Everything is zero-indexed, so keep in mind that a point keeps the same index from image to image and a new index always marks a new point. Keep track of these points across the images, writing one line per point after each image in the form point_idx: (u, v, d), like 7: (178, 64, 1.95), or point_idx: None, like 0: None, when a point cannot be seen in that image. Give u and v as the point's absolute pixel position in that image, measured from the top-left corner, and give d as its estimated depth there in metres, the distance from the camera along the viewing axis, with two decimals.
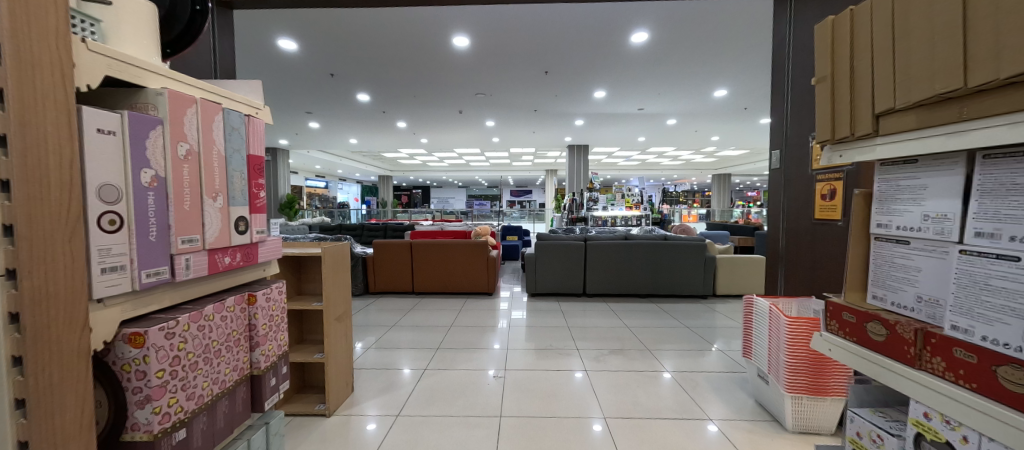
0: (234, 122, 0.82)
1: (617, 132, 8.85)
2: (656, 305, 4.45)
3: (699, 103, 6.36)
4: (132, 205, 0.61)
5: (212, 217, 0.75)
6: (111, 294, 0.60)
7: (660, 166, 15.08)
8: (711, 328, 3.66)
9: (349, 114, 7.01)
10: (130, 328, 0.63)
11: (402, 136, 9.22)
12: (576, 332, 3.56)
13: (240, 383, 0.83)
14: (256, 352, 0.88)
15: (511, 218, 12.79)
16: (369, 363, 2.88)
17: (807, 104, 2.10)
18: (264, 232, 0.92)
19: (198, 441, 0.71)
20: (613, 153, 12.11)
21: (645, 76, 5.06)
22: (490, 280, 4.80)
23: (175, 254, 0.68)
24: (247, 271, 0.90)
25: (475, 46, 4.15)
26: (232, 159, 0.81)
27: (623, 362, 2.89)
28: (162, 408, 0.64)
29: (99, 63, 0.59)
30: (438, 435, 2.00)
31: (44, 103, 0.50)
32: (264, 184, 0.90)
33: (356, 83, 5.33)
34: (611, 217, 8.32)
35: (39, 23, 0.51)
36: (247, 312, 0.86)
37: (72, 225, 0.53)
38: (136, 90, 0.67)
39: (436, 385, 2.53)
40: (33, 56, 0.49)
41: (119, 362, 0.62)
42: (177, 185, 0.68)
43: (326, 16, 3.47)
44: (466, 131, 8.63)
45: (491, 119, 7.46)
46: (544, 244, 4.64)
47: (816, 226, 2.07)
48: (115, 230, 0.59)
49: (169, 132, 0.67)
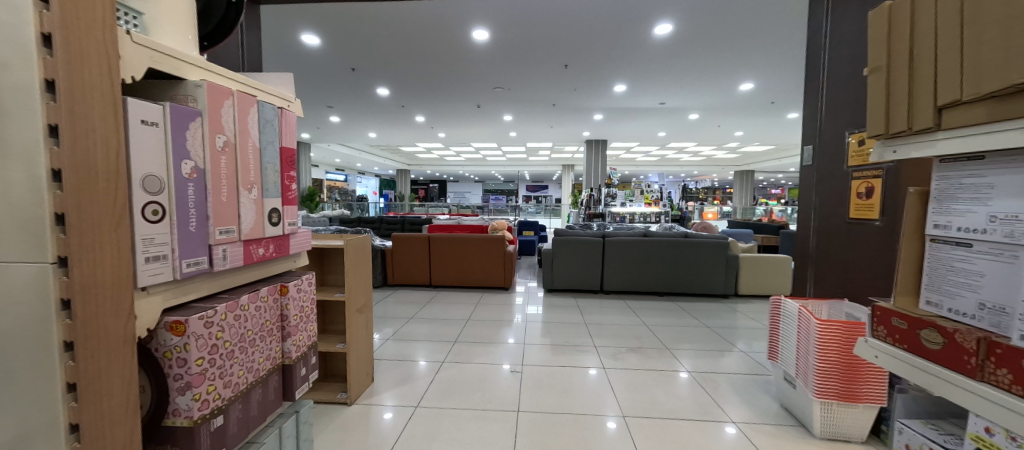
0: (268, 116, 0.83)
1: (637, 127, 8.69)
2: (675, 304, 4.37)
3: (722, 97, 6.17)
4: (174, 196, 0.62)
5: (247, 208, 0.76)
6: (154, 282, 0.61)
7: (680, 161, 14.77)
8: (732, 328, 3.57)
9: (369, 108, 7.10)
10: (171, 317, 0.64)
11: (420, 130, 9.29)
12: (593, 328, 3.53)
13: (273, 372, 0.84)
14: (288, 343, 0.89)
15: (527, 214, 12.77)
16: (387, 354, 2.93)
17: (843, 97, 2.00)
18: (296, 224, 0.92)
19: (234, 428, 0.73)
20: (632, 148, 11.91)
21: (667, 69, 4.92)
22: (507, 274, 4.80)
23: (213, 244, 0.69)
24: (280, 262, 0.91)
25: (494, 40, 4.12)
26: (265, 151, 0.82)
27: (641, 360, 2.85)
28: (201, 395, 0.65)
29: (142, 55, 0.60)
30: (456, 427, 2.02)
31: (91, 95, 0.51)
32: (295, 176, 0.90)
33: (376, 77, 5.38)
34: (629, 213, 8.20)
35: (88, 16, 0.51)
36: (280, 302, 0.87)
37: (118, 216, 0.54)
38: (176, 82, 0.68)
39: (453, 378, 2.55)
40: (82, 48, 0.50)
41: (162, 349, 0.64)
42: (214, 176, 0.69)
43: (348, 11, 3.50)
44: (483, 125, 8.63)
45: (509, 113, 7.44)
46: (561, 239, 4.61)
47: (850, 226, 1.99)
48: (158, 220, 0.60)
49: (208, 124, 0.68)
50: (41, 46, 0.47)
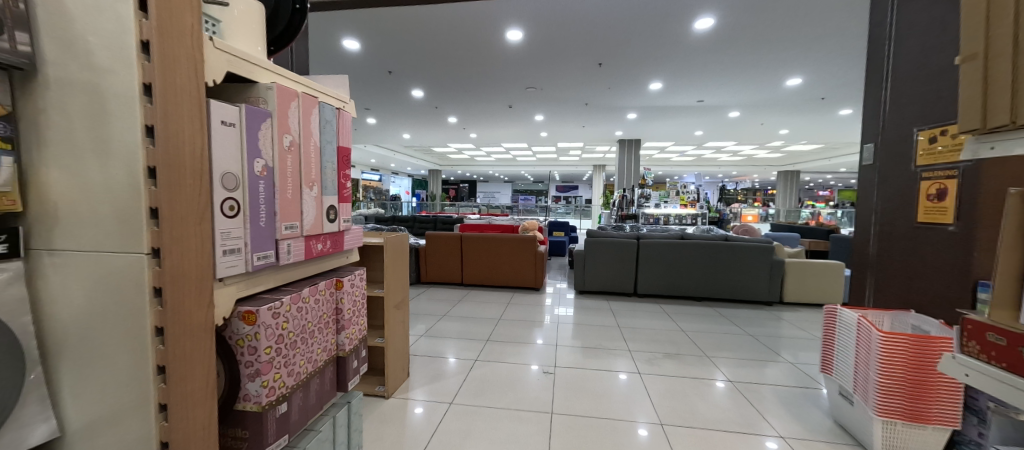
0: (328, 116, 0.86)
1: (673, 126, 8.42)
2: (714, 310, 4.18)
3: (767, 94, 5.86)
4: (247, 193, 0.66)
5: (309, 205, 0.80)
6: (230, 274, 0.64)
7: (717, 161, 14.17)
8: (777, 338, 3.38)
9: (404, 109, 7.28)
10: (243, 307, 0.67)
11: (452, 131, 9.44)
12: (627, 332, 3.45)
13: (329, 363, 0.87)
14: (342, 335, 0.92)
15: (557, 214, 12.67)
16: (421, 350, 2.99)
17: (911, 91, 1.84)
18: (350, 221, 0.96)
19: (296, 415, 0.76)
20: (666, 148, 11.54)
21: (707, 65, 4.72)
22: (538, 275, 4.78)
23: (279, 239, 0.73)
24: (335, 257, 0.94)
25: (528, 40, 4.11)
26: (326, 150, 0.85)
27: (678, 367, 2.75)
28: (269, 382, 0.69)
29: (221, 60, 0.63)
30: (489, 425, 2.03)
31: (181, 98, 0.55)
32: (350, 175, 0.94)
33: (412, 79, 5.52)
34: (663, 215, 7.95)
35: (179, 25, 0.55)
36: (335, 296, 0.90)
37: (201, 210, 0.58)
38: (249, 85, 0.72)
39: (485, 376, 2.56)
40: (174, 54, 0.54)
41: (234, 338, 0.67)
42: (282, 175, 0.72)
43: (387, 16, 3.61)
44: (514, 125, 8.65)
45: (540, 113, 7.42)
46: (593, 240, 4.53)
47: (918, 231, 1.82)
48: (234, 215, 0.64)
49: (276, 124, 0.71)
50: (140, 53, 0.51)
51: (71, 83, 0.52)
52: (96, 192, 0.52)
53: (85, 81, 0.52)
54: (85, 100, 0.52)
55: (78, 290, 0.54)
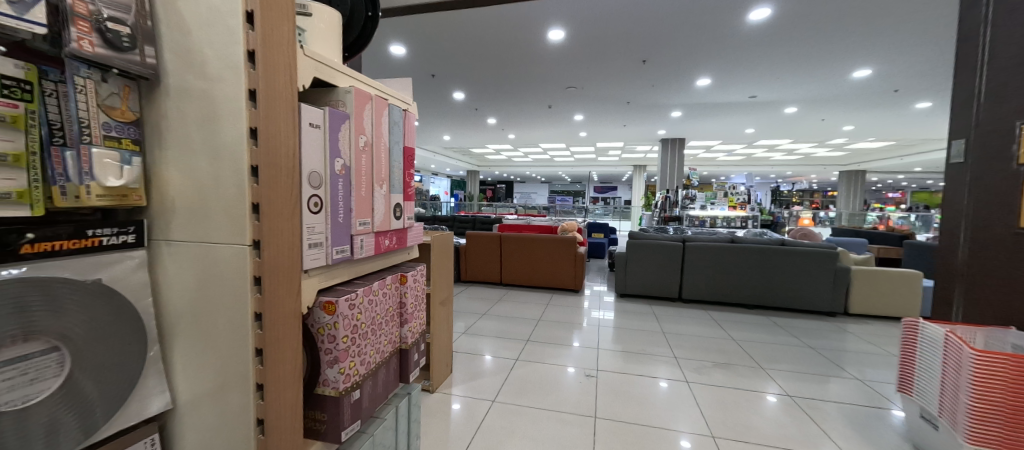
0: (396, 118, 0.89)
1: (721, 124, 8.00)
2: (768, 319, 3.92)
3: (830, 87, 5.41)
4: (329, 191, 0.70)
5: (379, 203, 0.83)
6: (314, 266, 0.69)
7: (770, 161, 13.30)
8: (842, 352, 3.11)
9: (446, 112, 7.46)
10: (324, 297, 0.72)
11: (492, 132, 9.54)
12: (672, 338, 3.32)
13: (393, 354, 0.91)
14: (405, 328, 0.95)
15: (595, 215, 12.45)
16: (463, 347, 3.05)
17: (1014, 79, 1.62)
18: (412, 218, 0.99)
19: (366, 402, 0.80)
20: (713, 147, 10.98)
21: (762, 58, 4.44)
22: (577, 276, 4.73)
23: (354, 234, 0.77)
24: (399, 253, 0.98)
25: (570, 39, 4.07)
26: (394, 150, 0.89)
27: (730, 378, 2.60)
28: (345, 370, 0.73)
29: (309, 66, 0.68)
30: (532, 425, 2.02)
31: (278, 103, 0.59)
32: (414, 174, 0.97)
33: (454, 82, 5.64)
34: (710, 217, 7.57)
35: (277, 33, 0.59)
36: (400, 290, 0.93)
37: (292, 206, 0.62)
38: (330, 90, 0.77)
39: (527, 376, 2.56)
40: (273, 61, 0.58)
41: (316, 326, 0.72)
42: (358, 173, 0.77)
43: (432, 21, 3.71)
44: (553, 126, 8.60)
45: (580, 113, 7.32)
46: (635, 243, 4.41)
47: (1021, 237, 1.61)
48: (318, 211, 0.68)
49: (354, 126, 0.76)
50: (246, 60, 0.56)
51: (189, 91, 0.58)
52: (206, 189, 0.58)
53: (198, 87, 0.57)
54: (198, 105, 0.57)
55: (189, 277, 0.60)
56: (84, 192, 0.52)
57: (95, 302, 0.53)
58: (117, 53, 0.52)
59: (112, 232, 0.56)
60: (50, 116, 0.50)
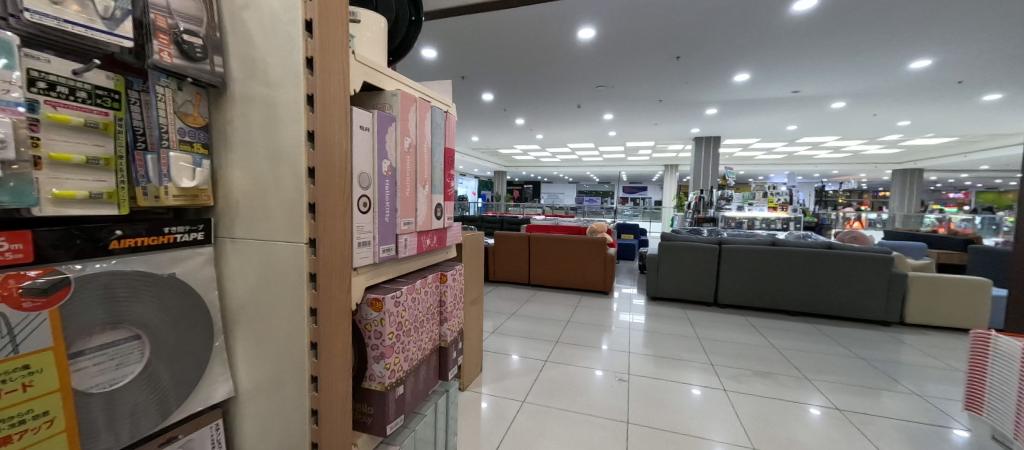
0: (438, 120, 0.91)
1: (760, 121, 7.63)
2: (813, 326, 3.70)
3: (883, 79, 5.04)
4: (376, 191, 0.72)
5: (422, 203, 0.85)
6: (363, 264, 0.71)
7: (813, 159, 12.56)
8: (898, 364, 2.89)
9: (475, 113, 7.54)
10: (371, 295, 0.74)
11: (520, 133, 9.55)
12: (707, 344, 3.19)
13: (433, 352, 0.93)
14: (444, 327, 0.97)
15: (624, 216, 12.19)
16: (492, 346, 3.06)
17: None
18: (451, 218, 1.01)
19: (409, 398, 0.82)
20: (751, 145, 10.50)
21: (806, 51, 4.20)
22: (607, 278, 4.65)
23: (399, 233, 0.79)
24: (438, 252, 1.00)
25: (601, 37, 4.01)
26: (435, 151, 0.90)
27: (771, 387, 2.48)
28: (390, 365, 0.75)
29: (359, 71, 0.71)
30: (562, 428, 2.00)
31: (333, 107, 0.62)
32: (453, 175, 0.99)
33: (483, 83, 5.69)
34: (748, 218, 7.24)
35: (333, 40, 0.61)
36: (439, 289, 0.95)
37: (344, 206, 0.65)
38: (377, 93, 0.79)
39: (556, 378, 2.54)
40: (329, 67, 0.61)
41: (363, 322, 0.74)
42: (403, 174, 0.79)
43: (463, 23, 3.76)
44: (581, 125, 8.50)
45: (610, 112, 7.19)
46: (668, 244, 4.28)
47: None
48: (367, 211, 0.71)
49: (399, 128, 0.78)
50: (305, 67, 0.58)
51: (253, 97, 0.61)
52: (267, 190, 0.61)
53: (261, 94, 0.60)
54: (260, 110, 0.61)
55: (250, 273, 0.64)
56: (162, 192, 0.57)
57: (169, 294, 0.57)
58: (191, 63, 0.56)
59: (185, 230, 0.61)
60: (135, 122, 0.54)
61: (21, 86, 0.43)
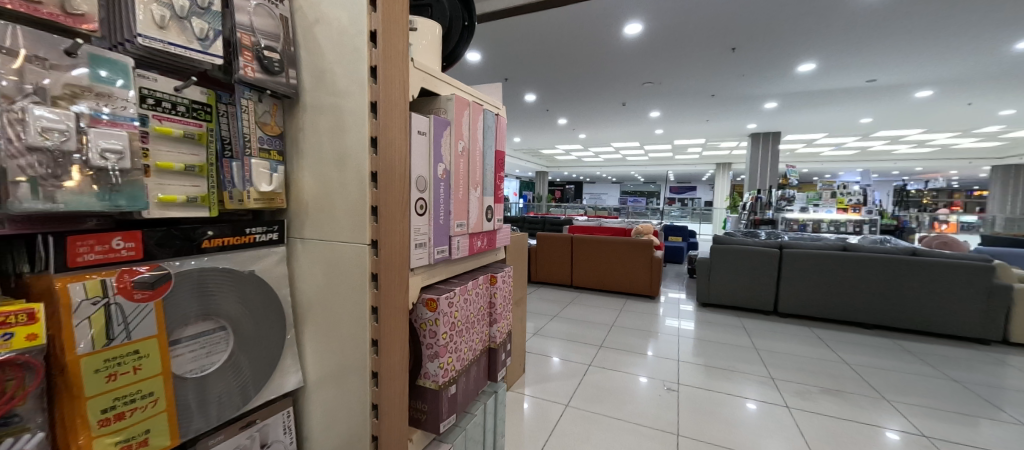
0: (489, 122, 0.92)
1: (827, 115, 6.98)
2: (892, 341, 3.32)
3: (981, 63, 4.41)
4: (432, 194, 0.74)
5: (474, 205, 0.87)
6: (419, 265, 0.73)
7: (892, 155, 11.29)
8: (1002, 389, 2.51)
9: (517, 114, 7.58)
10: (427, 295, 0.76)
11: (562, 133, 9.46)
12: (766, 356, 2.97)
13: (483, 353, 0.94)
14: (494, 328, 0.97)
15: (672, 218, 11.67)
16: (534, 348, 3.06)
17: None
18: (501, 220, 1.01)
19: (460, 398, 0.83)
20: (816, 141, 9.64)
21: (885, 35, 3.77)
22: (653, 282, 4.47)
23: (453, 235, 0.80)
24: (488, 254, 1.00)
25: (648, 32, 3.87)
26: (487, 154, 0.91)
27: (842, 408, 2.25)
28: (444, 365, 0.76)
29: (417, 77, 0.73)
30: (608, 435, 1.95)
31: (395, 114, 0.64)
32: (504, 177, 0.99)
33: (526, 84, 5.70)
34: (813, 221, 6.64)
35: (394, 48, 0.64)
36: (490, 291, 0.96)
37: (403, 208, 0.67)
38: (433, 98, 0.81)
39: (601, 383, 2.48)
40: (390, 74, 0.63)
41: (419, 321, 0.76)
42: (456, 177, 0.80)
43: (507, 26, 3.79)
44: (626, 124, 8.25)
45: (657, 109, 6.92)
46: (721, 247, 4.02)
47: None
48: (423, 214, 0.73)
49: (454, 132, 0.79)
50: (370, 76, 0.61)
51: (323, 107, 0.65)
52: (334, 193, 0.65)
53: (329, 102, 0.64)
54: (328, 118, 0.64)
55: (318, 271, 0.68)
56: (246, 196, 0.61)
57: (249, 289, 0.62)
58: (270, 76, 0.61)
59: (263, 230, 0.66)
60: (223, 133, 0.60)
61: (133, 102, 0.48)
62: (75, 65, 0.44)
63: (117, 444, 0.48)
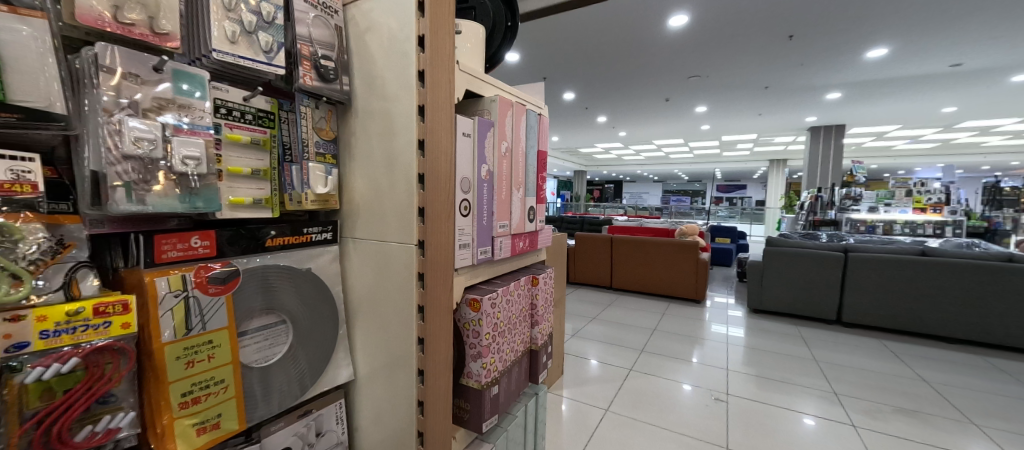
0: (532, 122, 0.91)
1: (901, 105, 6.31)
2: (981, 359, 2.94)
3: None
4: (476, 195, 0.75)
5: (516, 205, 0.86)
6: (463, 265, 0.74)
7: (981, 148, 10.00)
8: None
9: (556, 113, 7.52)
10: (470, 295, 0.77)
11: (602, 131, 9.26)
12: (827, 369, 2.73)
13: (524, 354, 0.93)
14: (535, 330, 0.97)
15: (719, 218, 11.07)
16: (573, 350, 3.02)
17: None
18: (543, 221, 1.01)
19: (502, 398, 0.83)
20: (887, 134, 8.74)
21: (976, 12, 3.34)
22: (699, 285, 4.26)
23: (496, 236, 0.81)
24: (529, 255, 1.00)
25: (694, 23, 3.68)
26: (529, 154, 0.91)
27: (920, 431, 2.02)
28: (486, 365, 0.77)
29: (462, 79, 0.74)
30: (650, 444, 1.88)
31: (441, 117, 0.65)
32: (546, 177, 0.99)
33: (565, 82, 5.63)
34: (883, 222, 6.01)
35: (441, 51, 0.64)
36: (531, 292, 0.95)
37: (449, 210, 0.68)
38: (477, 100, 0.82)
39: (643, 389, 2.40)
40: (437, 78, 0.64)
41: (463, 321, 0.77)
42: (499, 179, 0.80)
43: (546, 25, 3.76)
44: (670, 120, 7.93)
45: (703, 104, 6.59)
46: (776, 250, 3.75)
47: None
48: (467, 215, 0.73)
49: (497, 133, 0.79)
50: (417, 80, 0.62)
51: (374, 111, 0.67)
52: (383, 195, 0.67)
53: (379, 107, 0.66)
54: (378, 123, 0.66)
55: (369, 270, 0.71)
56: (303, 198, 0.65)
57: (307, 285, 0.66)
58: (325, 84, 0.64)
59: (319, 230, 0.70)
60: (284, 138, 0.64)
61: (208, 112, 0.53)
62: (161, 80, 0.48)
63: (193, 426, 0.52)
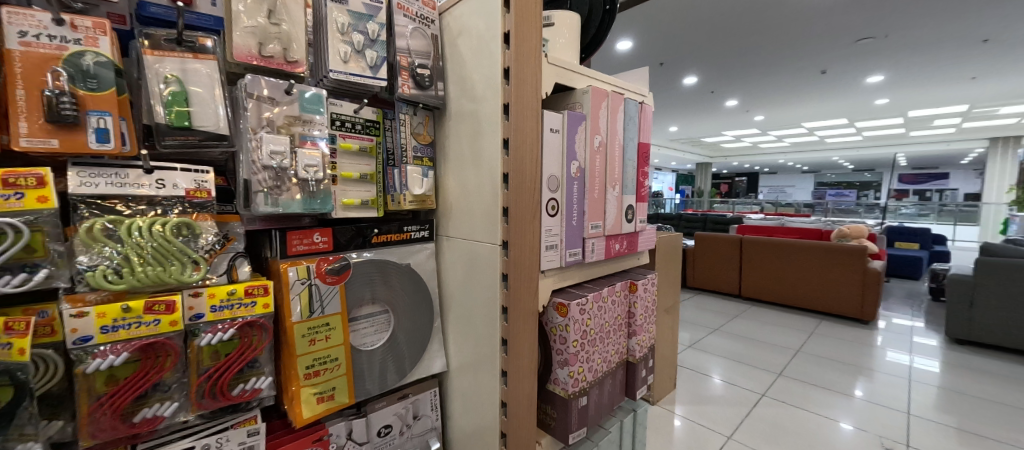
0: (631, 112, 0.83)
1: None
2: None
3: None
4: (565, 193, 0.71)
5: (612, 204, 0.79)
6: (549, 267, 0.70)
7: None
8: None
9: (674, 100, 6.87)
10: (558, 299, 0.73)
11: (731, 116, 8.10)
12: None
13: (619, 365, 0.86)
14: (633, 340, 0.88)
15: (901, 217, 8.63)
16: (689, 363, 2.71)
17: None
18: (644, 221, 0.91)
19: (592, 411, 0.78)
20: None
21: None
22: (866, 301, 3.37)
23: (587, 237, 0.75)
24: (628, 258, 0.91)
25: None
26: (627, 147, 0.82)
27: None
28: (574, 374, 0.72)
29: (552, 73, 0.70)
30: None
31: (528, 113, 0.63)
32: (648, 173, 0.89)
33: (687, 65, 5.07)
34: None
35: (527, 44, 0.62)
36: (629, 299, 0.87)
37: (534, 209, 0.65)
38: (569, 93, 0.77)
39: (779, 421, 2.01)
40: (522, 73, 0.62)
41: (551, 325, 0.74)
42: (591, 176, 0.75)
43: (665, 4, 3.44)
44: (826, 97, 6.48)
45: (878, 72, 5.19)
46: (996, 262, 2.74)
47: None
48: (555, 214, 0.70)
49: (590, 126, 0.73)
50: (503, 78, 0.61)
51: (464, 113, 0.69)
52: (472, 195, 0.68)
53: (469, 109, 0.67)
54: (468, 124, 0.68)
55: (460, 268, 0.73)
56: (403, 199, 0.71)
57: (406, 279, 0.71)
58: (422, 91, 0.68)
59: (418, 228, 0.75)
60: (388, 144, 0.70)
61: (326, 125, 0.60)
62: (291, 101, 0.57)
63: (314, 395, 0.61)
